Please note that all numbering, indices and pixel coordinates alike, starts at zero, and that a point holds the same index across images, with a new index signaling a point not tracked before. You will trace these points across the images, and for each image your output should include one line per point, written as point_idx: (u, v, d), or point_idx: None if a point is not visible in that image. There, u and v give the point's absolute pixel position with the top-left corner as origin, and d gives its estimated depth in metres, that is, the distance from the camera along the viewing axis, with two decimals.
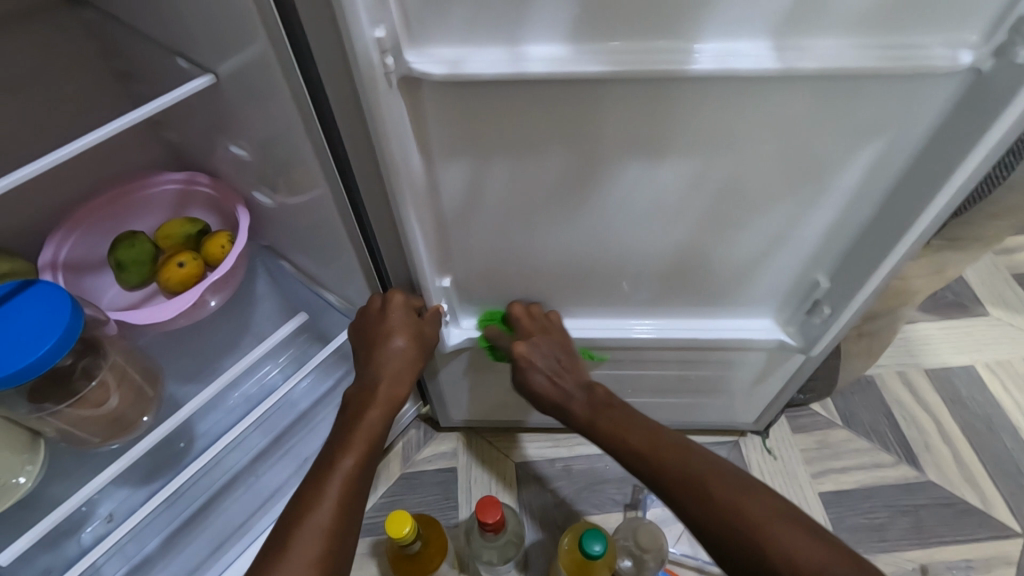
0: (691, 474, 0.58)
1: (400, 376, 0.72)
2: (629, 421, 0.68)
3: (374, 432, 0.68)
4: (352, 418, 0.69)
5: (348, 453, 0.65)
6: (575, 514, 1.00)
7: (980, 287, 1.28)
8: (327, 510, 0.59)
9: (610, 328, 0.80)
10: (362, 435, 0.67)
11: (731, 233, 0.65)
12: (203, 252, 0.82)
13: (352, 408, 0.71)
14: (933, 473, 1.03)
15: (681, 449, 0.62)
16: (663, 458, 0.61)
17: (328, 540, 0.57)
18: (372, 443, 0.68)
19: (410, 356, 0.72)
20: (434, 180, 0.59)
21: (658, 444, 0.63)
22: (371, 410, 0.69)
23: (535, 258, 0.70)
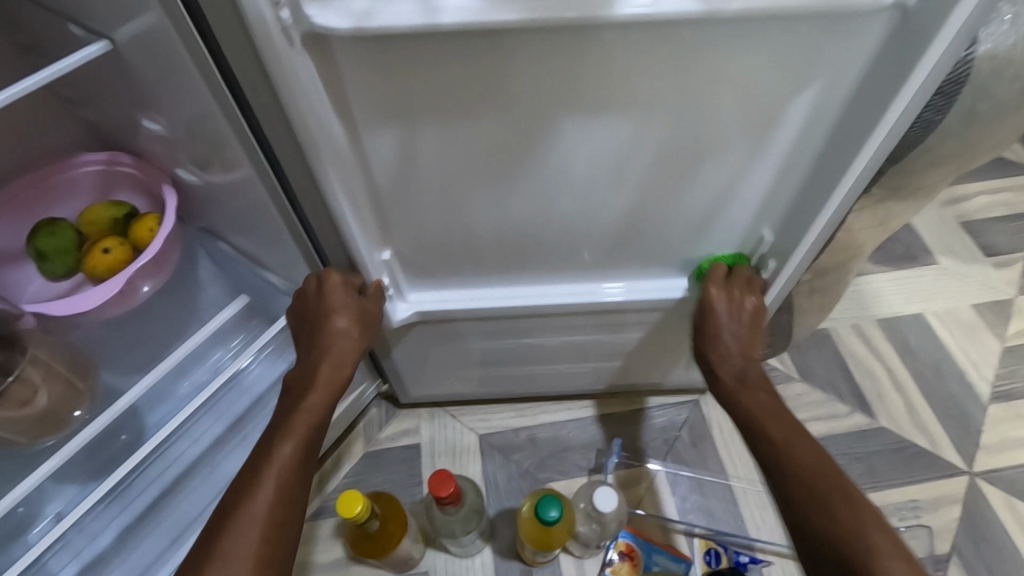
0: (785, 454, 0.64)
1: (347, 357, 0.70)
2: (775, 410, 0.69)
3: (316, 415, 0.68)
4: (291, 404, 0.68)
5: (287, 441, 0.64)
6: (541, 482, 1.00)
7: (930, 237, 1.30)
8: (266, 500, 0.58)
9: (561, 294, 0.79)
10: (303, 419, 0.66)
11: (674, 193, 0.64)
12: (130, 237, 0.77)
13: (295, 393, 0.69)
14: (885, 421, 1.06)
15: (789, 447, 0.64)
16: (792, 452, 0.64)
17: (266, 529, 0.57)
18: (314, 427, 0.67)
19: (354, 336, 0.70)
20: (360, 148, 0.56)
21: (775, 442, 0.66)
22: (312, 394, 0.68)
23: (478, 227, 0.68)
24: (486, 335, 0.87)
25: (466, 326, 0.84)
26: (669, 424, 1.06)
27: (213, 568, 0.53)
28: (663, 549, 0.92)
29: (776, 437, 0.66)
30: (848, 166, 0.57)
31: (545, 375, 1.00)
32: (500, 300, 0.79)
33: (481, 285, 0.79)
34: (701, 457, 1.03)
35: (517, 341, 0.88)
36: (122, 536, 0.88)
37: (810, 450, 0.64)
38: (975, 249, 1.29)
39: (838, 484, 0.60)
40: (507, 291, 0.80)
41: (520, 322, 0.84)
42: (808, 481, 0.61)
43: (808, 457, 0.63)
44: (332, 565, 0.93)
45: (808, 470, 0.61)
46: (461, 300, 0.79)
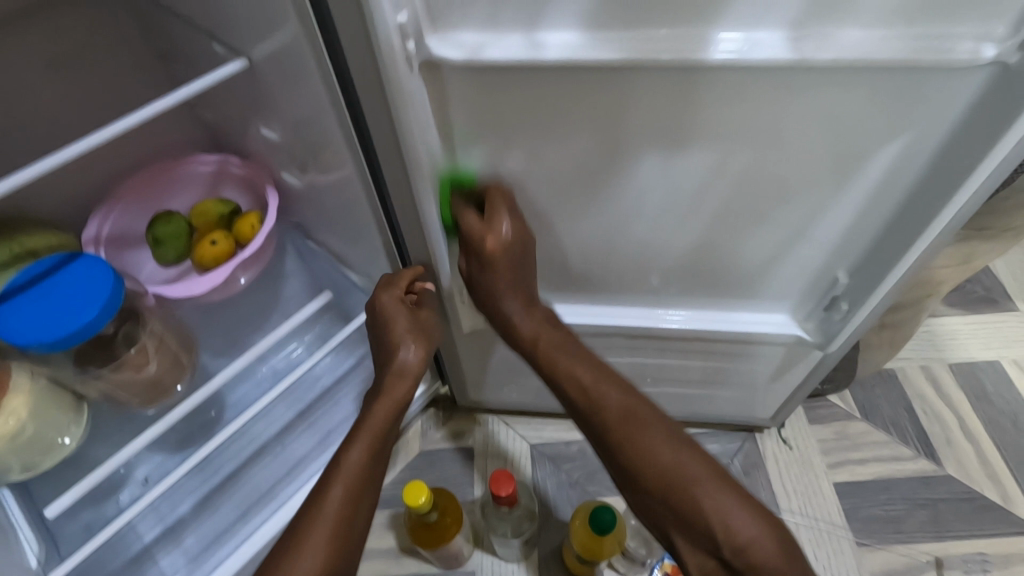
0: (635, 443, 0.64)
1: (413, 365, 0.74)
2: (628, 403, 0.67)
3: (383, 420, 0.71)
4: (363, 410, 0.72)
5: (355, 446, 0.68)
6: (590, 495, 1.02)
7: (1012, 282, 1.25)
8: (338, 496, 0.64)
9: (624, 314, 0.82)
10: (370, 426, 0.70)
11: (750, 228, 0.66)
12: (234, 231, 0.85)
13: (366, 400, 0.74)
14: (953, 469, 1.02)
15: (653, 434, 0.64)
16: (641, 449, 0.64)
17: (336, 526, 0.61)
18: (383, 429, 0.71)
19: (417, 347, 0.74)
20: (456, 164, 0.61)
21: (614, 422, 0.66)
22: (378, 401, 0.72)
23: (552, 244, 0.71)
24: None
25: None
26: (722, 451, 1.06)
27: (289, 561, 0.58)
28: None
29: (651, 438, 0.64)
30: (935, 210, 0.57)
31: None
32: (570, 316, 0.82)
33: (548, 300, 0.83)
34: (754, 487, 1.02)
35: None
36: (200, 504, 0.95)
37: (663, 440, 0.64)
38: None
39: (713, 482, 0.60)
40: (576, 307, 0.83)
41: (585, 338, 0.87)
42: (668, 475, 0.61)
43: (659, 447, 0.63)
44: (385, 554, 0.98)
45: (676, 463, 0.62)
46: None
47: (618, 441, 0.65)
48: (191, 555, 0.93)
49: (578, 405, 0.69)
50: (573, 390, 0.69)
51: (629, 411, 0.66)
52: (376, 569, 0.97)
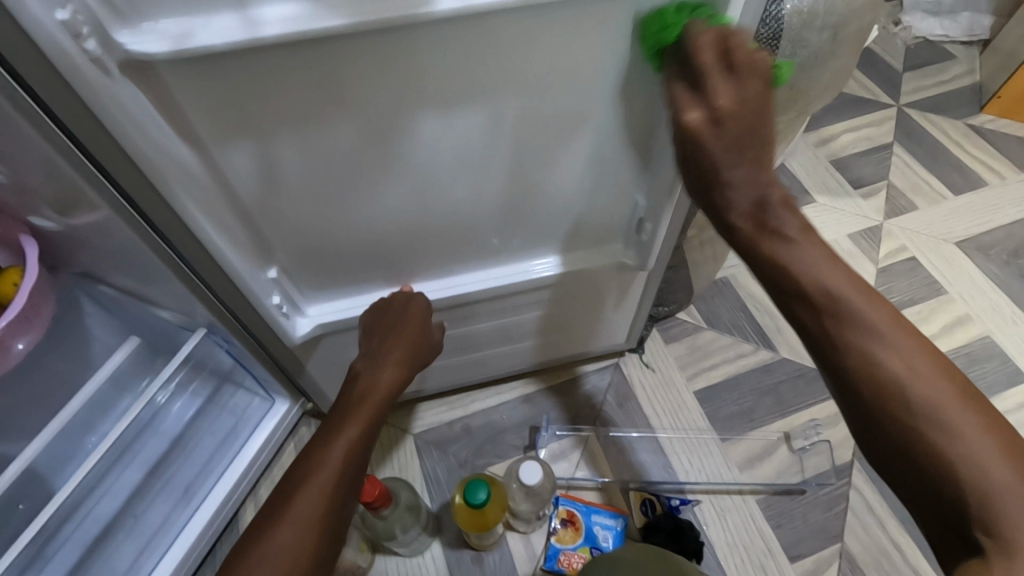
0: (859, 341, 0.46)
1: (411, 345, 0.72)
2: (817, 277, 0.48)
3: (378, 407, 0.65)
4: (366, 380, 0.67)
5: (347, 431, 0.61)
6: (480, 468, 1.03)
7: (807, 178, 1.42)
8: (315, 494, 0.55)
9: (475, 279, 0.81)
10: (369, 404, 0.64)
11: (544, 172, 0.67)
12: None
13: (353, 390, 0.66)
14: (786, 352, 1.16)
15: (957, 400, 0.43)
16: (918, 425, 0.43)
17: (315, 516, 0.54)
18: (378, 416, 0.64)
19: (391, 368, 0.69)
20: (217, 171, 0.55)
21: (879, 333, 0.46)
22: (383, 372, 0.68)
23: (362, 229, 0.68)
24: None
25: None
26: (595, 389, 1.11)
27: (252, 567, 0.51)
28: (601, 508, 0.95)
29: (951, 405, 0.43)
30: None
31: (469, 364, 1.01)
32: (425, 294, 0.80)
33: (381, 286, 0.79)
34: (628, 416, 1.08)
35: (447, 331, 0.89)
36: None
37: (950, 398, 0.43)
38: (845, 183, 1.41)
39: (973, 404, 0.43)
40: (429, 284, 0.81)
41: (443, 316, 0.85)
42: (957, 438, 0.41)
43: (937, 393, 0.43)
44: None
45: (909, 378, 0.44)
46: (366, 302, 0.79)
47: (843, 338, 0.47)
48: None
49: (815, 298, 0.48)
50: (811, 283, 0.48)
51: (905, 368, 0.44)
52: None
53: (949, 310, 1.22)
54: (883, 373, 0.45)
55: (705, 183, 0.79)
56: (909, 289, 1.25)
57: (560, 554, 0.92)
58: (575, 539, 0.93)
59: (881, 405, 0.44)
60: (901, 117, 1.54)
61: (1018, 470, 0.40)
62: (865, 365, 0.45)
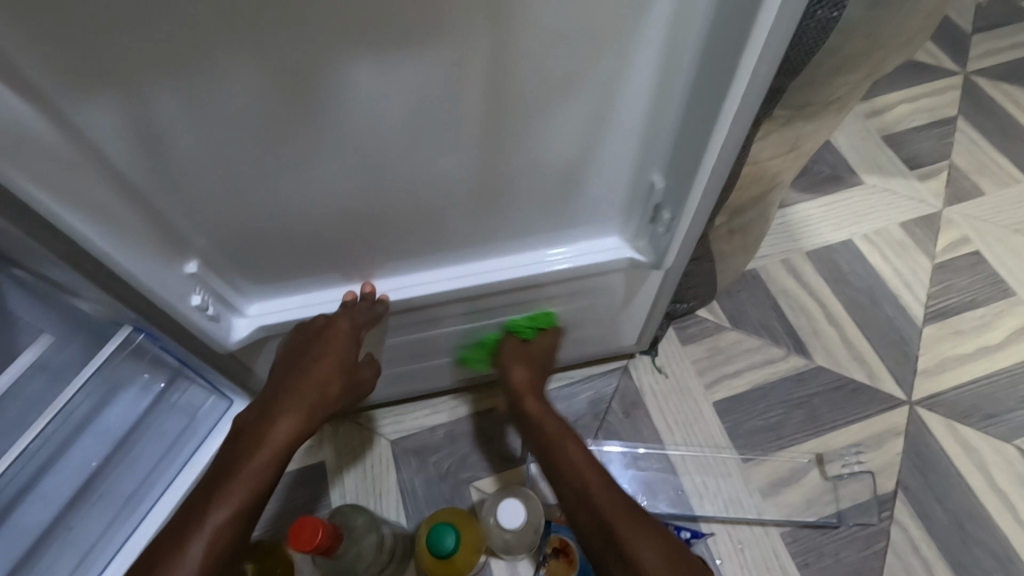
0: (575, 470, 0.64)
1: (324, 381, 0.63)
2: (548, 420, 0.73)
3: (262, 476, 0.56)
4: (254, 432, 0.58)
5: (222, 507, 0.53)
6: (463, 484, 0.90)
7: (854, 155, 1.23)
8: None
9: (459, 275, 0.66)
10: (248, 473, 0.55)
11: (528, 135, 0.52)
12: None
13: (241, 444, 0.58)
14: (821, 359, 1.00)
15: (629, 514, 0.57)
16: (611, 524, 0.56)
17: None
18: (264, 485, 0.56)
19: (290, 420, 0.59)
20: (84, 132, 0.42)
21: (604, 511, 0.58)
22: (279, 421, 0.59)
23: (302, 212, 0.54)
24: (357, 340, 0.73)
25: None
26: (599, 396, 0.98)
27: None
28: None
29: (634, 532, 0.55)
30: (733, 68, 0.44)
31: (456, 368, 0.88)
32: (395, 292, 0.66)
33: (340, 282, 0.66)
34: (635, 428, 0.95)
35: (422, 334, 0.76)
36: None
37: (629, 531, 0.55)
38: (899, 161, 1.22)
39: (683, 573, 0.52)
40: (399, 282, 0.67)
41: (415, 317, 0.71)
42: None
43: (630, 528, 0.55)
44: None
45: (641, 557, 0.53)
46: (319, 301, 0.65)
47: (579, 488, 0.62)
48: None
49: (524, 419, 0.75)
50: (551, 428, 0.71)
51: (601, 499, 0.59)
52: None
53: (1018, 316, 1.04)
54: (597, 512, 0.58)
55: (740, 163, 0.63)
56: (970, 289, 1.07)
57: None
58: None
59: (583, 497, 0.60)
60: (968, 85, 1.33)
61: None
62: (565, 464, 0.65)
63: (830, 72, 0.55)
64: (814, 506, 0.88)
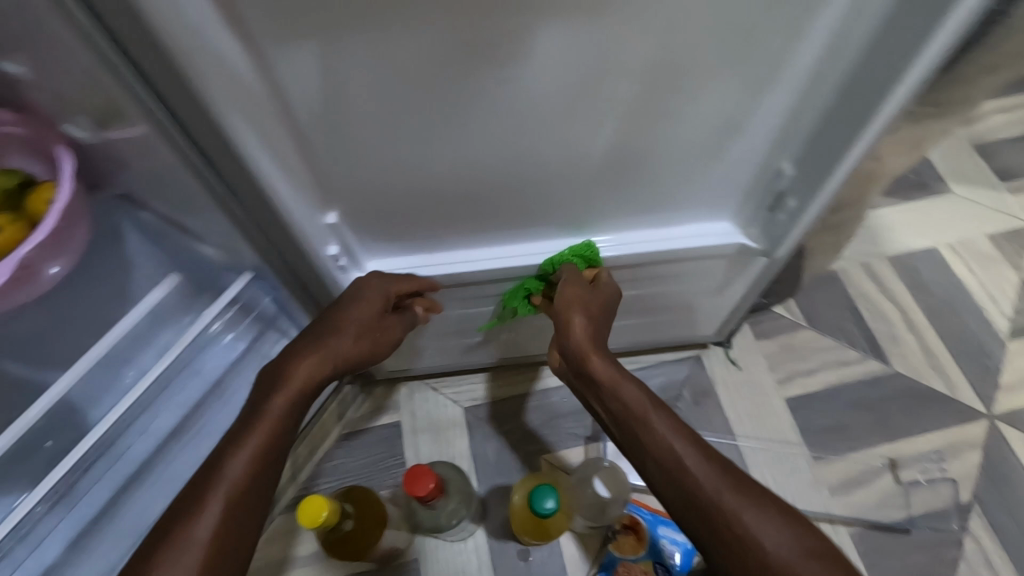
0: (654, 439, 0.57)
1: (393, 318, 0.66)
2: (616, 388, 0.61)
3: (316, 374, 0.60)
4: (314, 338, 0.62)
5: (280, 396, 0.57)
6: (532, 455, 0.92)
7: (943, 164, 1.20)
8: (241, 464, 0.53)
9: (567, 247, 0.69)
10: (304, 368, 0.59)
11: (672, 121, 0.53)
12: (27, 211, 0.65)
13: (297, 342, 0.62)
14: (898, 365, 0.99)
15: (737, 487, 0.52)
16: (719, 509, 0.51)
17: (242, 496, 0.52)
18: (282, 427, 0.57)
19: (352, 340, 0.63)
20: (272, 78, 0.44)
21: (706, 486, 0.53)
22: (341, 335, 0.62)
23: (441, 173, 0.56)
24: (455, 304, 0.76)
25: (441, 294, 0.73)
26: (669, 382, 0.99)
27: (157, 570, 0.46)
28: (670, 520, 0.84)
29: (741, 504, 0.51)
30: (907, 61, 0.44)
31: (533, 339, 0.93)
32: (508, 260, 0.68)
33: (451, 246, 0.68)
34: (705, 417, 0.95)
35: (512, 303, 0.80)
36: (73, 545, 0.79)
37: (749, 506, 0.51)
38: (990, 173, 1.19)
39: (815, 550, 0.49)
40: (509, 250, 0.69)
41: (513, 285, 0.74)
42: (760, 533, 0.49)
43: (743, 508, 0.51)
44: (311, 560, 0.86)
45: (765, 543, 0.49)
46: (432, 263, 0.68)
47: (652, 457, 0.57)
48: None
49: (619, 407, 0.60)
50: (615, 401, 0.61)
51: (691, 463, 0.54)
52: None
53: None
54: (697, 491, 0.53)
55: None
56: None
57: (618, 564, 0.82)
58: (637, 550, 0.82)
59: (678, 477, 0.54)
60: None
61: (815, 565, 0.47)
62: (653, 450, 0.57)
63: (981, 66, 0.54)
64: (886, 509, 0.88)
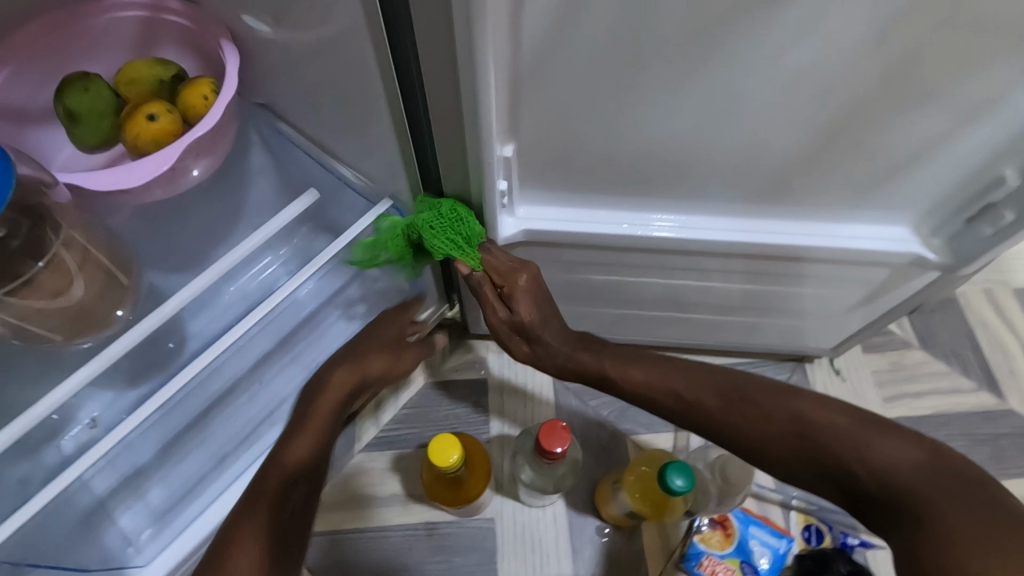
0: (692, 401, 0.61)
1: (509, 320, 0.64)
2: (639, 369, 0.64)
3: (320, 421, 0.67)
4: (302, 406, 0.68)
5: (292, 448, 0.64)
6: (622, 434, 0.90)
7: None
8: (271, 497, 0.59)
9: (726, 228, 0.65)
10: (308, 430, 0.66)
11: (916, 98, 0.49)
12: (179, 104, 0.64)
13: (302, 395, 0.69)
14: (1015, 402, 0.94)
15: (868, 428, 0.53)
16: (830, 451, 0.53)
17: (276, 518, 0.58)
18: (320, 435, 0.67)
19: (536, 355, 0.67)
20: None
21: (747, 425, 0.57)
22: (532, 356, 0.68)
23: (634, 124, 0.54)
24: (590, 268, 0.75)
25: (586, 253, 0.70)
26: None
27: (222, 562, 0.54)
28: (761, 521, 0.81)
29: (855, 430, 0.53)
30: None
31: (637, 320, 0.90)
32: (663, 229, 0.65)
33: (608, 206, 0.65)
34: None
35: (636, 279, 0.77)
36: (164, 452, 0.79)
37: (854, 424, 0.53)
38: None
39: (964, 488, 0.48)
40: (664, 218, 0.66)
41: (651, 257, 0.71)
42: (877, 466, 0.51)
43: (873, 440, 0.52)
44: (391, 503, 0.86)
45: (895, 464, 0.50)
46: (588, 221, 0.65)
47: (717, 423, 0.59)
48: (156, 515, 0.78)
49: (637, 391, 0.64)
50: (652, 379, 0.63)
51: (767, 411, 0.57)
52: (383, 518, 0.85)
53: None
54: (769, 416, 0.57)
55: None
56: None
57: (703, 556, 0.79)
58: (724, 547, 0.79)
59: (724, 415, 0.59)
60: None
61: (976, 514, 0.46)
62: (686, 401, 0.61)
63: None
64: None
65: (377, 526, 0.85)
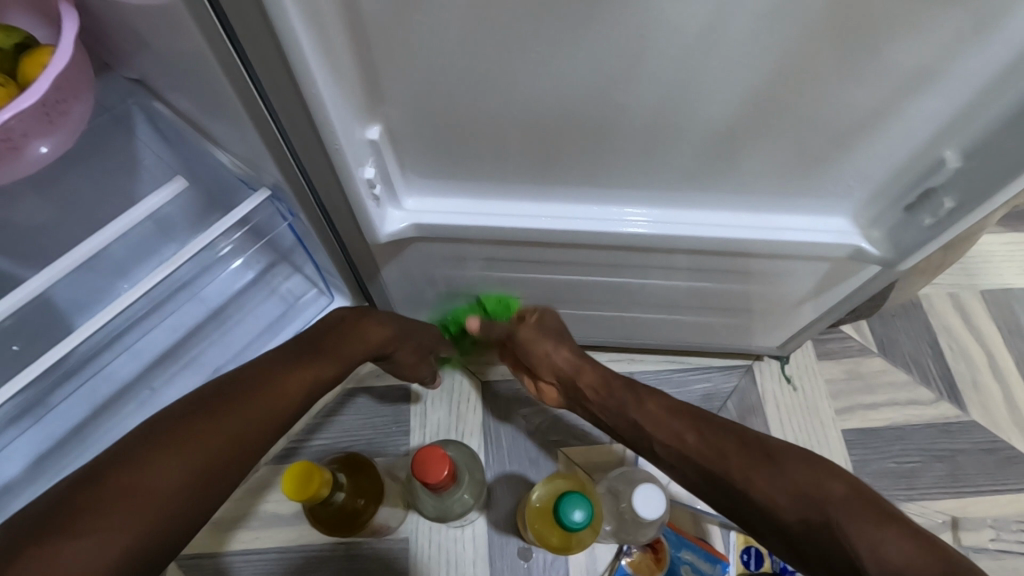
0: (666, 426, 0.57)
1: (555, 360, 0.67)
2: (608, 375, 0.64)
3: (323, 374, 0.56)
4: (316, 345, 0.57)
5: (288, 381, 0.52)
6: (552, 446, 0.83)
7: None
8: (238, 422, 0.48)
9: (648, 218, 0.58)
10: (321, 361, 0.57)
11: (829, 85, 0.43)
12: (20, 76, 0.55)
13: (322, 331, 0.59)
14: (977, 415, 0.87)
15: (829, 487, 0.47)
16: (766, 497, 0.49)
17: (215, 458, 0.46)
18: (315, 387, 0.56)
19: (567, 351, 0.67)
20: None
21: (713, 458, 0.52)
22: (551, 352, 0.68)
23: (515, 104, 0.46)
24: (527, 267, 0.68)
25: (523, 250, 0.63)
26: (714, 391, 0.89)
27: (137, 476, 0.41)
28: (696, 544, 0.75)
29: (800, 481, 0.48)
30: None
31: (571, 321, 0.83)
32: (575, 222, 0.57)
33: (512, 197, 0.58)
34: None
35: (559, 278, 0.70)
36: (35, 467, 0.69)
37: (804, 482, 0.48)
38: None
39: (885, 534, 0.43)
40: (572, 211, 0.58)
41: (570, 254, 0.64)
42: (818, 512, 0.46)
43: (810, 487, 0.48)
44: (296, 521, 0.79)
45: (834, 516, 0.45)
46: (488, 213, 0.58)
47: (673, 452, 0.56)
48: None
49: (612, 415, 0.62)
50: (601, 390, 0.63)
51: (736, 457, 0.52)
52: (287, 538, 0.78)
53: None
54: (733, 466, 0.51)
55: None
56: None
57: None
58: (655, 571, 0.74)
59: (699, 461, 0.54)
60: None
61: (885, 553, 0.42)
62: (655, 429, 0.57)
63: None
64: None
65: (280, 545, 0.77)
